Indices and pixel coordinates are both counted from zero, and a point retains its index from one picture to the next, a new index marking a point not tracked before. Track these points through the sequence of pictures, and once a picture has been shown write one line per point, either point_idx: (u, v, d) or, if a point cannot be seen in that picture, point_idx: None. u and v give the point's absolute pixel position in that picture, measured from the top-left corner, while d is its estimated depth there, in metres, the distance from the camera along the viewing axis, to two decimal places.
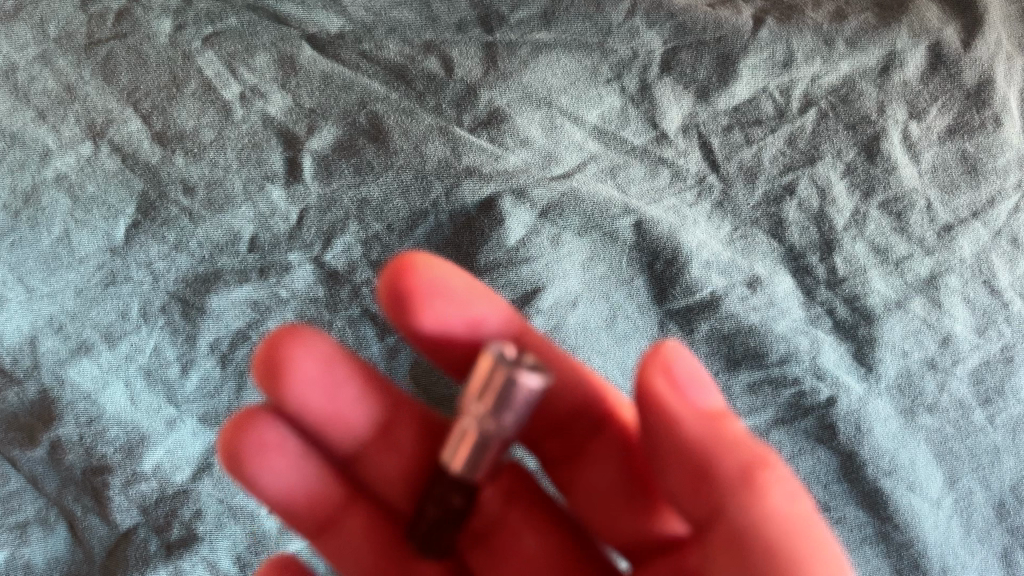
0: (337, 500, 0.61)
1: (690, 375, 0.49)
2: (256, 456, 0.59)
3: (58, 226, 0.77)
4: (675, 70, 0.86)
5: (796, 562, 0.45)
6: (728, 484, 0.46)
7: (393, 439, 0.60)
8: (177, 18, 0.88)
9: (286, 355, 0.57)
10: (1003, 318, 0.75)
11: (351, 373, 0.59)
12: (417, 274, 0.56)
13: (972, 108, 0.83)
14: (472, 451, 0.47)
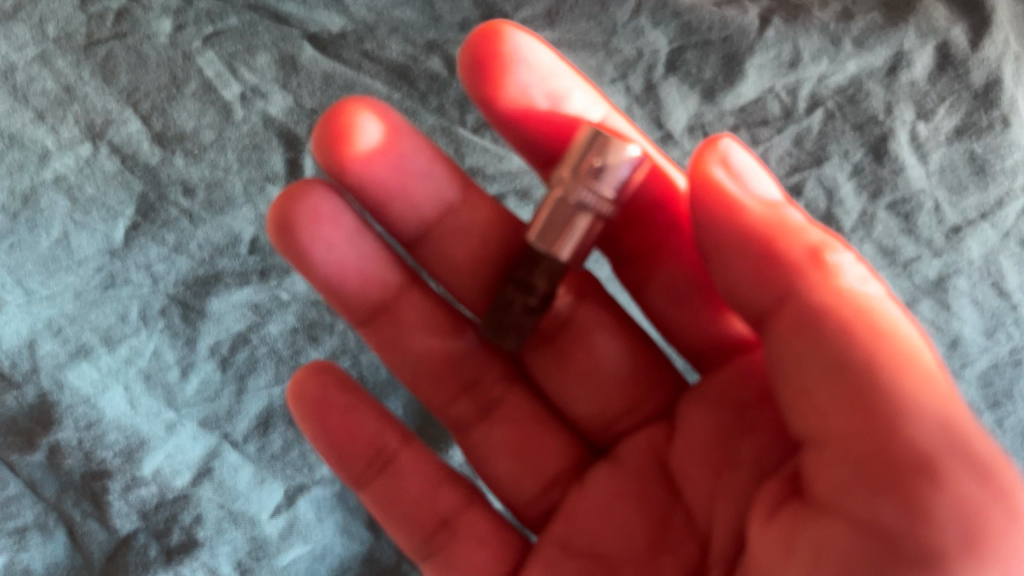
0: (399, 291, 0.63)
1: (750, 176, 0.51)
2: (309, 231, 0.60)
3: (57, 228, 0.76)
4: (681, 70, 0.85)
5: (879, 337, 0.44)
6: (794, 264, 0.46)
7: (461, 224, 0.61)
8: (178, 18, 0.85)
9: (350, 120, 0.59)
10: (1012, 321, 0.75)
11: (421, 159, 0.61)
12: (502, 42, 0.59)
13: (979, 109, 0.81)
14: (568, 222, 0.52)
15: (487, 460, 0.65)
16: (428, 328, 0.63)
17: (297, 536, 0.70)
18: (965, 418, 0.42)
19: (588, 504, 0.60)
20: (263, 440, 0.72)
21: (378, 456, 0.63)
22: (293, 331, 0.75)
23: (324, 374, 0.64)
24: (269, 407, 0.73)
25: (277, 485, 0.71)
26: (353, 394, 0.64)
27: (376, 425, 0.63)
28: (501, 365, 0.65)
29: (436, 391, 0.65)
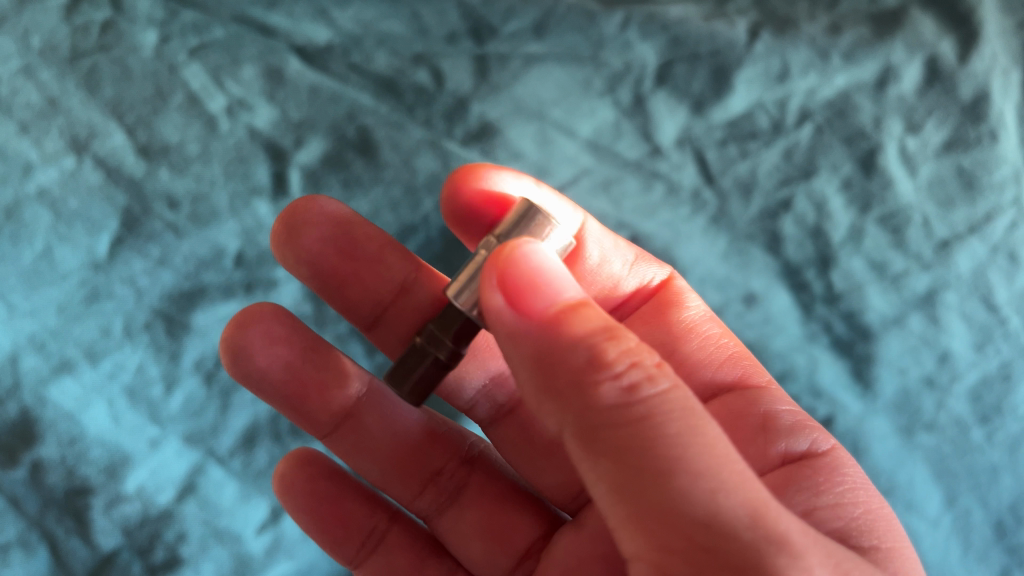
0: (358, 400, 0.66)
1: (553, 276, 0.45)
2: (264, 350, 0.62)
3: (40, 241, 0.75)
4: (669, 84, 0.84)
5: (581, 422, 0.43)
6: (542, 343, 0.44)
7: (415, 300, 0.67)
8: (163, 29, 0.84)
9: (307, 219, 0.64)
10: (1000, 335, 0.75)
11: (375, 245, 0.66)
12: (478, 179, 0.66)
13: (967, 123, 0.81)
14: (479, 271, 0.51)
15: (458, 542, 0.67)
16: (388, 428, 0.67)
17: (281, 554, 0.70)
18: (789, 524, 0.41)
19: (557, 564, 0.61)
20: (248, 457, 0.72)
21: (369, 537, 0.66)
22: None
23: (312, 466, 0.65)
24: (254, 422, 0.73)
25: (261, 501, 0.71)
26: (338, 482, 0.66)
27: (364, 509, 0.66)
28: (460, 451, 0.68)
29: (404, 486, 0.67)
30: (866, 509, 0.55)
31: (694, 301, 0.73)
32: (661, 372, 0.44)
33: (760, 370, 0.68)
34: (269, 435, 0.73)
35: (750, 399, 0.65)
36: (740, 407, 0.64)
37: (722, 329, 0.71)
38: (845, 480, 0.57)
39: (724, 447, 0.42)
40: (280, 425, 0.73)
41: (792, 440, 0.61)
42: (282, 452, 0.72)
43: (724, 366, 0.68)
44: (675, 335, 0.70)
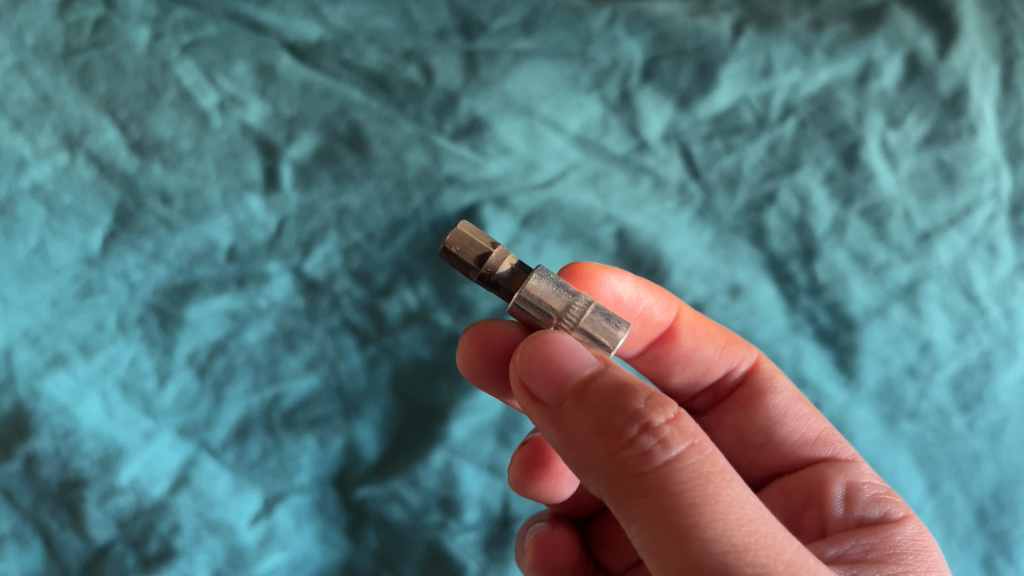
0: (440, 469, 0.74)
1: (567, 352, 0.44)
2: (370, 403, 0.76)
3: (34, 236, 0.76)
4: (656, 80, 0.86)
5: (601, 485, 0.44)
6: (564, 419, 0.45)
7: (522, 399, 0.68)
8: (155, 26, 0.85)
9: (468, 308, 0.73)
10: (980, 325, 0.76)
11: None
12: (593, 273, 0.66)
13: (947, 117, 0.83)
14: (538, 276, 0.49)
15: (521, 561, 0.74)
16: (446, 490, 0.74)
17: (275, 545, 0.71)
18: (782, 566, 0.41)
19: None
20: (241, 449, 0.72)
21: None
22: (271, 340, 0.76)
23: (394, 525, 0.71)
24: (247, 414, 0.74)
25: (254, 493, 0.72)
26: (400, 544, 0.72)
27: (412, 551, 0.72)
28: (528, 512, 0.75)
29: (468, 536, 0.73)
30: (907, 569, 0.51)
31: (783, 383, 0.70)
32: (679, 433, 0.42)
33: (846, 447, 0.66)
34: (262, 427, 0.74)
35: (828, 471, 0.63)
36: (819, 479, 0.63)
37: (809, 409, 0.69)
38: (901, 543, 0.53)
39: (730, 513, 0.41)
40: (272, 417, 0.74)
41: (865, 508, 0.58)
42: (274, 444, 0.73)
43: (812, 445, 0.66)
44: (768, 423, 0.69)
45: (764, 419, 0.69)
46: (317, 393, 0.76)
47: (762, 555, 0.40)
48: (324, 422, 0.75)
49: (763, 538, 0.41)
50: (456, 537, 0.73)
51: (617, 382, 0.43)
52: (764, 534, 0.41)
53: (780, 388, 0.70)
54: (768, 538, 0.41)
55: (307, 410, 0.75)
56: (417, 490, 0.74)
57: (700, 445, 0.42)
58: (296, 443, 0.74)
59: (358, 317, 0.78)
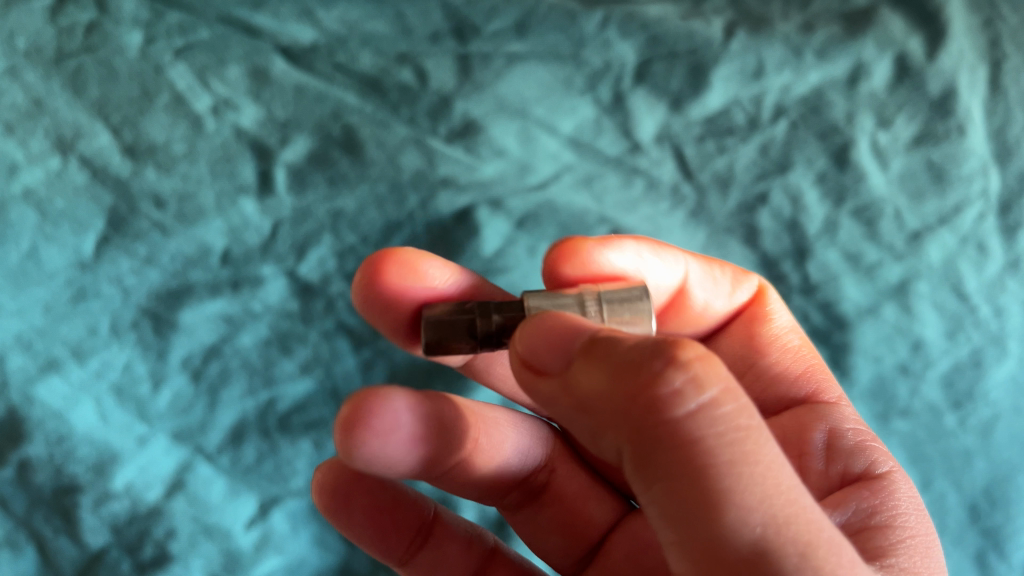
0: None
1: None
2: None
3: (26, 241, 0.76)
4: (648, 82, 0.86)
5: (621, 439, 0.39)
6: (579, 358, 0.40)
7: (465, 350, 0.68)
8: (148, 31, 0.85)
9: None
10: (971, 323, 0.77)
11: None
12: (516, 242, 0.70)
13: (936, 118, 0.83)
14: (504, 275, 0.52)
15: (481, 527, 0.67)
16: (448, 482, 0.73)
17: (271, 549, 0.70)
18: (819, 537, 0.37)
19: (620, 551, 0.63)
20: (237, 452, 0.72)
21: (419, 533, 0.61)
22: (266, 343, 0.76)
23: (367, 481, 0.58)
24: (242, 419, 0.74)
25: (249, 497, 0.71)
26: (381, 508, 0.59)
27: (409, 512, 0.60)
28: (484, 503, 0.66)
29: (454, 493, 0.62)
30: (911, 535, 0.50)
31: (780, 316, 0.72)
32: (716, 377, 0.37)
33: (831, 386, 0.68)
34: (257, 431, 0.73)
35: (808, 413, 0.64)
36: (799, 423, 0.63)
37: (801, 342, 0.71)
38: (899, 501, 0.53)
39: (766, 476, 0.37)
40: (267, 421, 0.74)
41: (850, 460, 0.57)
42: (270, 448, 0.73)
43: (796, 380, 0.68)
44: (755, 347, 0.71)
45: (750, 350, 0.71)
46: (313, 397, 0.76)
47: (797, 529, 0.37)
48: (319, 425, 0.75)
49: (800, 510, 0.37)
50: None
51: None
52: (802, 507, 0.37)
53: (777, 317, 0.72)
54: (804, 511, 0.37)
55: (302, 413, 0.75)
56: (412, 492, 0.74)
57: (735, 391, 0.38)
58: (291, 447, 0.73)
59: (352, 319, 0.78)
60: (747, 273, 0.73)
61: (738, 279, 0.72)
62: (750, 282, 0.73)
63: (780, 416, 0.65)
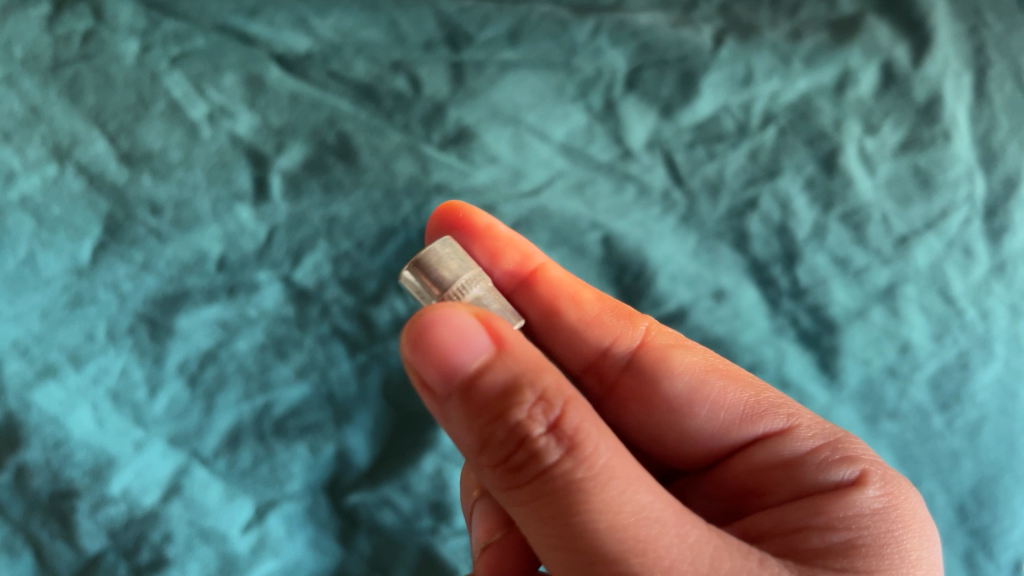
0: (430, 475, 0.76)
1: (453, 339, 0.45)
2: (356, 409, 0.77)
3: (23, 247, 0.76)
4: (639, 89, 0.87)
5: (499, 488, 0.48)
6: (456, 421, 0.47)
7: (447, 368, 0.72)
8: (144, 39, 0.86)
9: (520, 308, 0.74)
10: (958, 326, 0.78)
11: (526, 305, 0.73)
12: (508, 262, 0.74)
13: (922, 124, 0.85)
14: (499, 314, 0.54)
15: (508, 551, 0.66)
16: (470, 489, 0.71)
17: (267, 552, 0.71)
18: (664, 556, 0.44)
19: None
20: (233, 457, 0.73)
21: None
22: (262, 348, 0.77)
23: None
24: (238, 423, 0.74)
25: (246, 501, 0.72)
26: None
27: None
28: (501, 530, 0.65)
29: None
30: (859, 534, 0.52)
31: (686, 358, 0.67)
32: (555, 440, 0.44)
33: (775, 416, 0.62)
34: (253, 435, 0.74)
35: (773, 448, 0.60)
36: (765, 462, 0.60)
37: (724, 381, 0.65)
38: (854, 507, 0.53)
39: (608, 520, 0.44)
40: (263, 425, 0.75)
41: (819, 477, 0.56)
42: (266, 452, 0.74)
43: (742, 426, 0.62)
44: (686, 399, 0.65)
45: (671, 407, 0.65)
46: (308, 401, 0.76)
47: (638, 560, 0.44)
48: (315, 429, 0.75)
49: (644, 541, 0.44)
50: (448, 541, 0.73)
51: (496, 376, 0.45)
52: (643, 534, 0.44)
53: (682, 364, 0.66)
54: (648, 541, 0.44)
55: (298, 417, 0.75)
56: (408, 495, 0.75)
57: (581, 448, 0.44)
58: (287, 451, 0.74)
59: (347, 325, 0.79)
60: (629, 315, 0.71)
61: (603, 326, 0.70)
62: (637, 323, 0.70)
63: (748, 452, 0.62)
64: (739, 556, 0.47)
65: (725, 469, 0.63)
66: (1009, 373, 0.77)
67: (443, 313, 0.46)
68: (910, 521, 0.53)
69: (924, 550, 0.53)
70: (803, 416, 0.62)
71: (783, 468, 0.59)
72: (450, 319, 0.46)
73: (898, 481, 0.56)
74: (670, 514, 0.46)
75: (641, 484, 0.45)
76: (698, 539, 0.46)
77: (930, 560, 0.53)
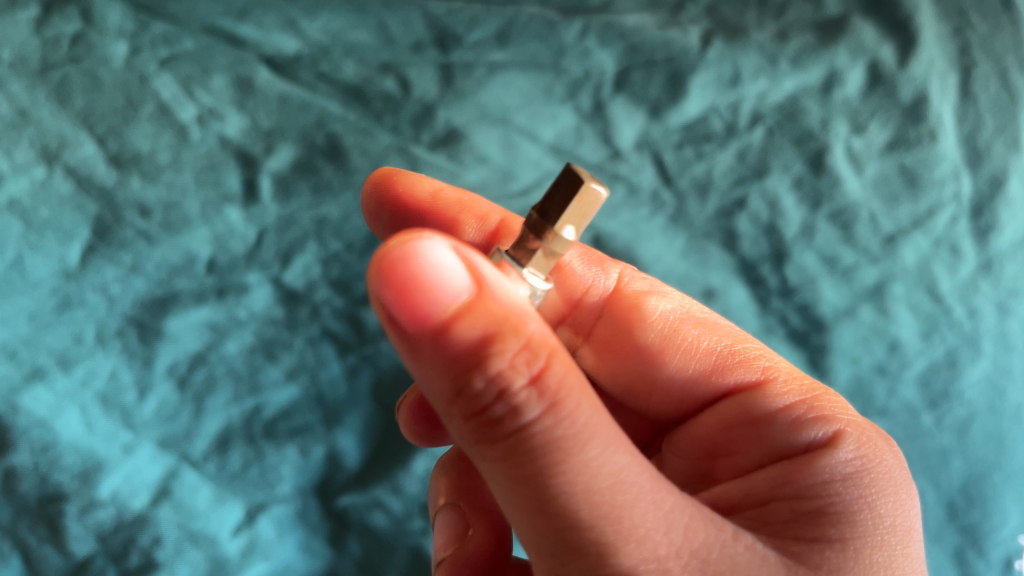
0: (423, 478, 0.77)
1: (431, 285, 0.41)
2: (349, 411, 0.77)
3: (11, 250, 0.76)
4: (627, 90, 0.88)
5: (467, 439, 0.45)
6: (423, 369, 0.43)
7: None
8: (133, 41, 0.85)
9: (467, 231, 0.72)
10: (945, 324, 0.79)
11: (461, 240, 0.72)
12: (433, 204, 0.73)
13: (908, 124, 0.85)
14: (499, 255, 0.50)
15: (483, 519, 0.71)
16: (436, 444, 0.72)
17: (257, 555, 0.71)
18: (640, 522, 0.44)
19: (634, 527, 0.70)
20: (222, 460, 0.73)
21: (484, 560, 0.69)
22: (251, 350, 0.77)
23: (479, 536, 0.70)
24: (228, 426, 0.74)
25: (236, 504, 0.72)
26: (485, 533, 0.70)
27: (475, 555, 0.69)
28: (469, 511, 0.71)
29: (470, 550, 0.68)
30: (833, 501, 0.51)
31: (657, 306, 0.69)
32: (536, 394, 0.42)
33: (746, 367, 0.65)
34: (243, 438, 0.74)
35: (746, 402, 0.62)
36: (733, 418, 0.62)
37: (698, 329, 0.67)
38: (827, 473, 0.53)
39: (581, 482, 0.42)
40: (253, 428, 0.74)
41: (788, 436, 0.57)
42: (255, 455, 0.74)
43: (711, 377, 0.65)
44: (648, 355, 0.68)
45: (645, 355, 0.68)
46: (298, 403, 0.76)
47: (612, 526, 0.43)
48: (305, 431, 0.75)
49: (617, 506, 0.43)
50: None
51: (480, 327, 0.41)
52: (620, 496, 0.43)
53: (653, 316, 0.68)
54: (622, 506, 0.43)
55: (288, 420, 0.75)
56: (398, 496, 0.76)
57: (562, 406, 0.42)
58: (277, 454, 0.74)
59: (337, 327, 0.79)
60: (600, 262, 0.72)
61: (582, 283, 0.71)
62: (609, 269, 0.72)
63: (717, 406, 0.65)
64: (713, 527, 0.47)
65: (698, 422, 0.65)
66: (997, 370, 0.77)
67: (416, 249, 0.41)
68: (890, 483, 0.54)
69: (901, 515, 0.53)
70: (776, 367, 0.65)
71: (754, 426, 0.60)
72: (428, 262, 0.41)
73: (874, 442, 0.56)
74: (646, 480, 0.44)
75: (618, 446, 0.43)
76: (674, 507, 0.45)
77: (906, 525, 0.53)
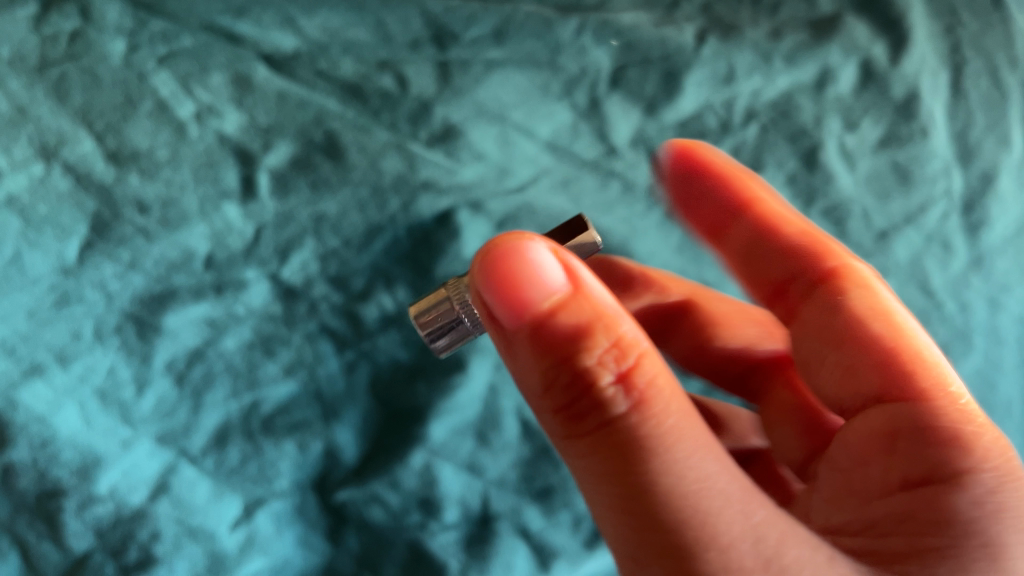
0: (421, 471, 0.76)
1: (530, 274, 0.45)
2: (346, 405, 0.78)
3: (9, 246, 0.77)
4: (623, 87, 0.88)
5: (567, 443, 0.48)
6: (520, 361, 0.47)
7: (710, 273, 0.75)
8: (132, 39, 0.86)
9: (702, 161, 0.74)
10: (937, 318, 0.79)
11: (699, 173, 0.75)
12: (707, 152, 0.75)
13: (901, 121, 0.86)
14: None
15: None
16: None
17: (255, 550, 0.72)
18: (727, 534, 0.44)
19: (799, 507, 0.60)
20: (221, 455, 0.74)
21: None
22: (250, 346, 0.77)
23: None
24: (226, 421, 0.75)
25: (234, 499, 0.73)
26: None
27: None
28: None
29: None
30: (953, 544, 0.47)
31: (876, 295, 0.63)
32: (623, 392, 0.45)
33: (935, 373, 0.56)
34: (241, 433, 0.75)
35: (914, 409, 0.54)
36: (886, 420, 0.55)
37: (892, 324, 0.60)
38: (959, 509, 0.48)
39: (662, 481, 0.44)
40: (251, 423, 0.75)
41: (937, 454, 0.51)
42: (254, 450, 0.74)
43: (882, 370, 0.58)
44: (855, 331, 0.61)
45: (852, 342, 0.60)
46: (296, 399, 0.77)
47: (694, 532, 0.44)
48: (303, 426, 0.76)
49: (704, 512, 0.44)
50: (437, 536, 0.73)
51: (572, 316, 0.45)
52: (708, 503, 0.45)
53: (861, 299, 0.63)
54: (708, 514, 0.44)
55: (286, 415, 0.76)
56: (395, 490, 0.75)
57: (648, 406, 0.45)
58: (275, 448, 0.75)
59: (335, 322, 0.80)
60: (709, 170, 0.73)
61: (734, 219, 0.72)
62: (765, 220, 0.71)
63: (882, 406, 0.56)
64: (809, 547, 0.46)
65: (866, 420, 0.57)
66: (988, 364, 0.78)
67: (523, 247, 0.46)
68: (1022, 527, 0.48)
69: None
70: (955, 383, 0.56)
71: (909, 436, 0.53)
72: (532, 258, 0.46)
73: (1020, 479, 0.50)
74: (736, 491, 0.46)
75: (705, 453, 0.46)
76: (761, 518, 0.45)
77: None
